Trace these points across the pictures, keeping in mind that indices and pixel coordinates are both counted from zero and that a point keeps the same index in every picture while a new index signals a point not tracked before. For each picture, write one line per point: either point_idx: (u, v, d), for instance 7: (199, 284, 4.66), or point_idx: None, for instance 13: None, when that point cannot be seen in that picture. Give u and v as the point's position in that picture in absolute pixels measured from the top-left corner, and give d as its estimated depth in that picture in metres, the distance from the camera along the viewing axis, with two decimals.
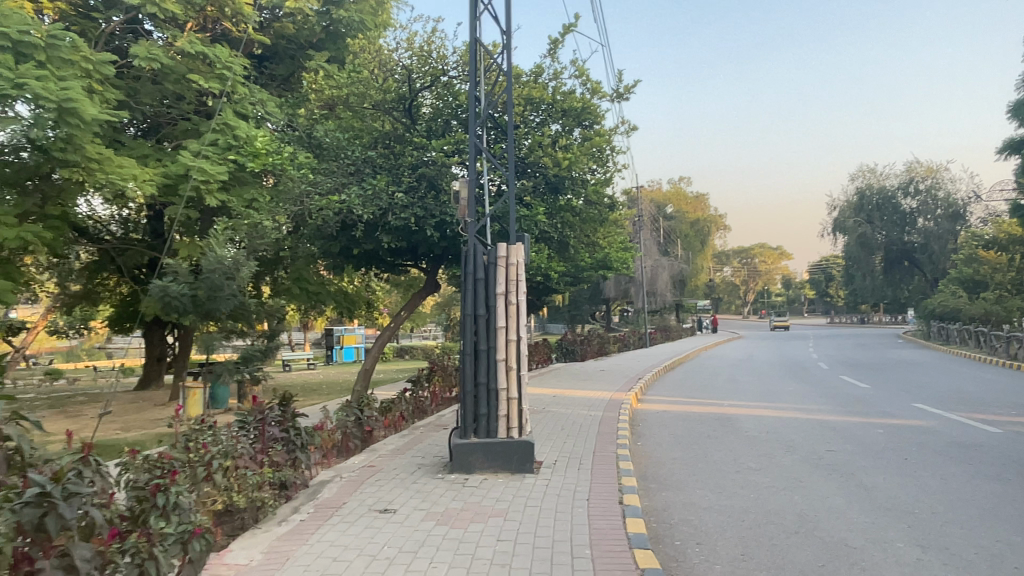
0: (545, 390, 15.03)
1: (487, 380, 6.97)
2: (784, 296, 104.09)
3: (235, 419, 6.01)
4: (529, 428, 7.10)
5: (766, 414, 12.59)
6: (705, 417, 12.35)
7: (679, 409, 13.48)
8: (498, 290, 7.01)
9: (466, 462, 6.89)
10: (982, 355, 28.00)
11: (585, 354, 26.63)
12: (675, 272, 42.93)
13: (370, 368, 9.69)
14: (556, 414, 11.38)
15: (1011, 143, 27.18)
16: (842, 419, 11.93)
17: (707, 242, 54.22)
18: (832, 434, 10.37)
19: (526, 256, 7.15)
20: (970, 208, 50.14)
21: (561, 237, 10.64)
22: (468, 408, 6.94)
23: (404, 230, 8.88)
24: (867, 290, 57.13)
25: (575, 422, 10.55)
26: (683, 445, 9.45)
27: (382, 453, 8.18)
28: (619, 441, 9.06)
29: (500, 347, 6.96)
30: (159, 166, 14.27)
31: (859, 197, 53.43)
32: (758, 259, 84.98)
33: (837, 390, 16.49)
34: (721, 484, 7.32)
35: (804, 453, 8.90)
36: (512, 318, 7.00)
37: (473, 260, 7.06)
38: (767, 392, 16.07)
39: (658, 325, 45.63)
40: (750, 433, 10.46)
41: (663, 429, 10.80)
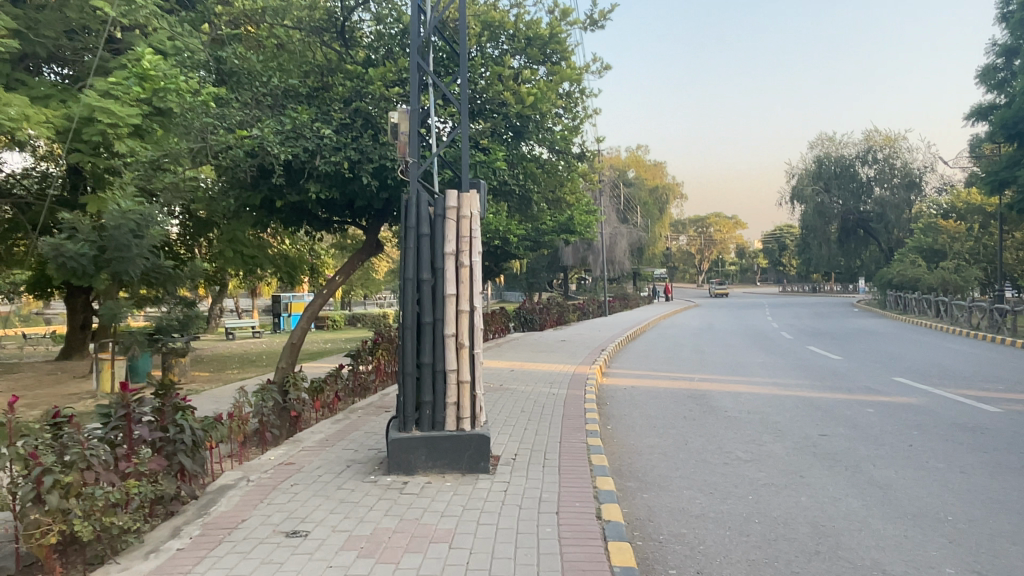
0: (502, 363, 13.76)
1: (432, 360, 5.64)
2: (737, 266, 105.01)
3: (95, 413, 4.57)
4: (484, 418, 5.83)
5: (742, 390, 11.57)
6: (678, 393, 11.27)
7: (648, 384, 12.39)
8: (447, 249, 5.65)
9: (404, 461, 5.56)
10: (940, 325, 27.80)
11: (543, 323, 25.48)
12: (633, 239, 41.99)
13: (296, 344, 8.23)
14: (515, 392, 10.15)
15: (978, 110, 26.56)
16: (824, 395, 10.97)
17: (665, 210, 53.61)
18: (818, 414, 9.35)
19: (482, 207, 5.78)
20: (926, 178, 50.30)
21: (523, 194, 9.28)
22: (408, 394, 5.61)
23: (337, 177, 7.44)
24: (822, 259, 57.31)
25: (537, 403, 9.30)
26: (659, 429, 8.30)
27: (307, 445, 6.79)
28: (587, 426, 7.84)
29: (450, 321, 5.63)
30: (60, 107, 12.38)
31: (817, 165, 53.11)
32: (714, 228, 85.12)
33: (810, 362, 15.63)
34: (711, 481, 6.15)
35: (796, 439, 7.81)
36: (464, 285, 5.66)
37: (416, 211, 5.65)
38: (737, 365, 15.11)
39: (616, 293, 44.77)
40: (731, 414, 9.39)
41: (634, 410, 9.64)
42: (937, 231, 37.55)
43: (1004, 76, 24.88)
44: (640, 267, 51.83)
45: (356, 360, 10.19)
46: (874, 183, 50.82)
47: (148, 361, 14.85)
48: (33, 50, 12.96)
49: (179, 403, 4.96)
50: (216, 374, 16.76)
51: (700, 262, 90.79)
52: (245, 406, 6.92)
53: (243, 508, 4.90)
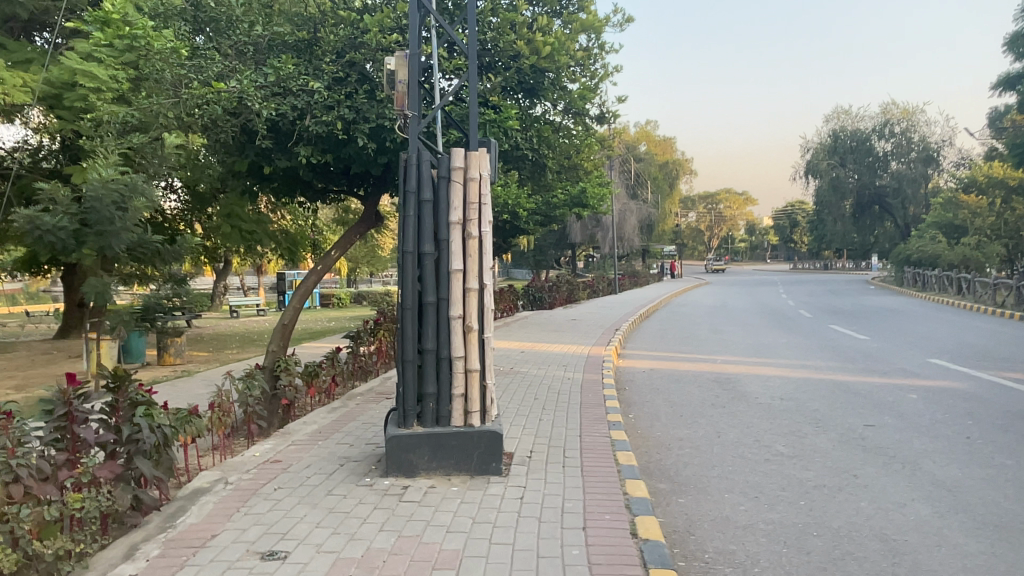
0: (512, 344, 13.03)
1: (436, 347, 4.90)
2: (747, 242, 103.82)
3: (37, 410, 3.85)
4: (496, 411, 5.09)
5: (769, 373, 10.81)
6: (702, 377, 10.52)
7: (668, 366, 11.66)
8: (452, 217, 4.88)
9: (404, 461, 4.83)
10: (963, 303, 26.86)
11: (553, 302, 24.75)
12: (643, 216, 41.04)
13: (288, 326, 7.51)
14: (527, 377, 9.41)
15: (1005, 80, 25.05)
16: (858, 379, 10.20)
17: (674, 185, 52.52)
18: (857, 401, 8.59)
19: (492, 168, 5.00)
20: (944, 151, 48.84)
21: (537, 158, 8.52)
22: (409, 384, 4.88)
23: (330, 140, 6.68)
24: (836, 236, 56.12)
25: (551, 389, 8.58)
26: (686, 419, 7.55)
27: (298, 439, 6.09)
28: (608, 416, 7.09)
29: (456, 300, 4.88)
30: (41, 70, 11.61)
31: (832, 140, 51.72)
32: (724, 205, 83.97)
33: (836, 342, 14.81)
34: (754, 483, 5.41)
35: (839, 432, 7.05)
36: (472, 258, 4.90)
37: (417, 174, 4.87)
38: (759, 345, 14.36)
39: (626, 271, 43.93)
40: (763, 400, 8.64)
41: (657, 395, 8.91)
42: (958, 206, 36.42)
43: None
44: (651, 244, 50.90)
45: (357, 342, 9.47)
46: (891, 157, 49.47)
47: (142, 342, 14.44)
48: (12, 10, 12.16)
49: (135, 397, 4.28)
50: (215, 354, 16.12)
51: (710, 239, 89.64)
52: (229, 395, 6.24)
53: (214, 521, 4.18)
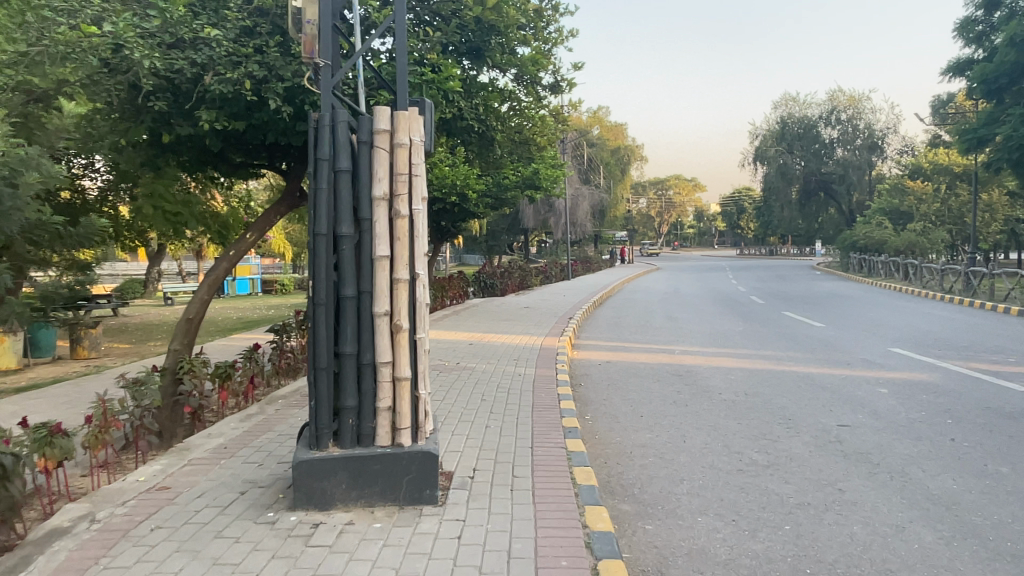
0: (459, 335, 12.15)
1: (357, 351, 4.01)
2: (696, 228, 104.80)
3: None
4: (430, 426, 4.25)
5: (731, 364, 10.19)
6: (661, 369, 9.84)
7: (625, 357, 10.96)
8: (376, 192, 3.97)
9: (316, 489, 3.94)
10: (911, 288, 26.98)
11: (504, 289, 23.93)
12: (595, 201, 40.48)
13: (194, 320, 6.47)
14: (473, 372, 8.58)
15: (954, 65, 25.14)
16: (824, 371, 9.65)
17: (625, 171, 52.14)
18: (827, 396, 7.99)
19: (425, 131, 4.11)
20: (888, 139, 49.56)
21: (487, 133, 7.80)
22: (323, 398, 3.99)
23: (239, 103, 5.74)
24: (784, 222, 56.68)
25: (499, 386, 7.76)
26: (649, 420, 6.81)
27: (196, 458, 5.12)
28: (563, 419, 6.31)
29: (382, 294, 3.99)
30: None
31: (780, 126, 52.03)
32: (673, 191, 84.44)
33: (794, 330, 14.38)
34: (731, 501, 4.69)
35: (815, 435, 6.40)
36: (402, 242, 4.01)
37: (332, 138, 3.95)
38: (717, 334, 13.82)
39: (578, 256, 43.37)
40: (729, 396, 7.99)
41: (615, 392, 8.19)
42: (904, 193, 36.81)
43: (982, 30, 23.11)
44: (602, 229, 50.47)
45: (283, 335, 8.46)
46: (838, 144, 49.94)
47: (52, 334, 13.12)
48: None
49: None
50: (137, 346, 14.86)
51: (660, 225, 90.04)
52: (115, 405, 5.21)
53: None
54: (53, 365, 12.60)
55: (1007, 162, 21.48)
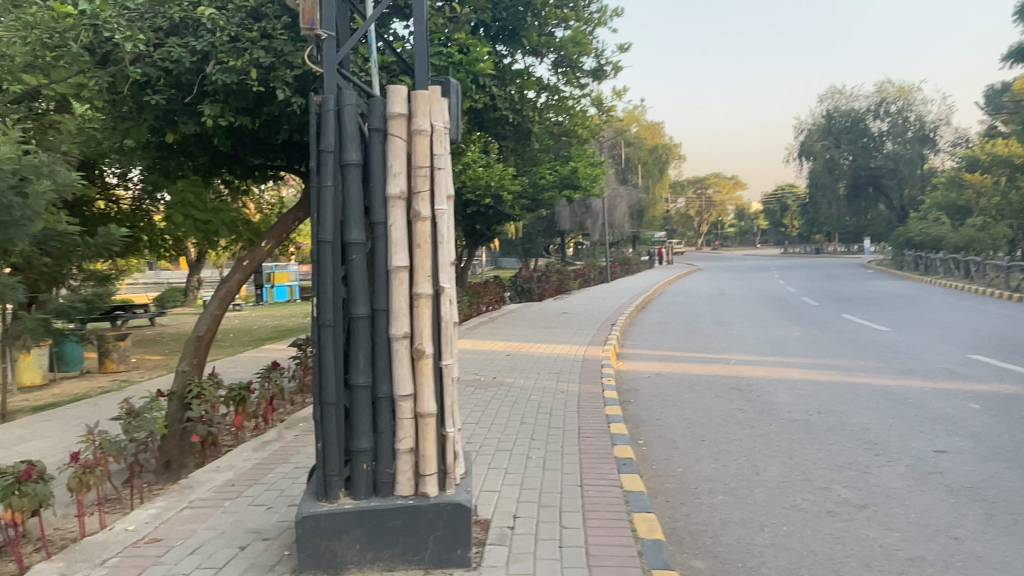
0: (496, 345, 11.42)
1: (371, 382, 3.32)
2: (736, 227, 102.57)
3: None
4: (460, 469, 3.54)
5: (794, 376, 9.28)
6: (717, 382, 8.98)
7: (676, 368, 10.11)
8: (391, 190, 3.28)
9: (324, 550, 3.25)
10: (972, 287, 25.48)
11: (543, 293, 23.19)
12: (633, 201, 39.39)
13: (205, 338, 5.88)
14: (511, 388, 7.86)
15: (1018, 50, 23.62)
16: (900, 383, 8.70)
17: (664, 169, 50.88)
18: (911, 414, 7.06)
19: (449, 115, 3.40)
20: (940, 131, 47.43)
21: (522, 129, 7.23)
22: (331, 439, 3.29)
23: (246, 95, 5.18)
24: (830, 219, 54.80)
25: (541, 405, 7.02)
26: (712, 447, 6.00)
27: (198, 499, 4.48)
28: (615, 447, 5.54)
29: (401, 313, 3.30)
30: None
31: (826, 120, 50.27)
32: (712, 189, 82.66)
33: (857, 335, 13.34)
34: (826, 556, 3.88)
35: (908, 464, 5.52)
36: (423, 250, 3.32)
37: (338, 125, 3.27)
38: (773, 340, 12.87)
39: (617, 258, 42.30)
40: (799, 415, 7.13)
41: (669, 410, 7.38)
42: (961, 187, 34.90)
43: None
44: (641, 230, 49.31)
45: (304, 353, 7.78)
46: (887, 138, 48.01)
47: (80, 348, 12.78)
48: None
49: None
50: (168, 358, 14.50)
51: (700, 224, 88.14)
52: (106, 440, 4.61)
53: None
54: (80, 379, 12.26)
55: None
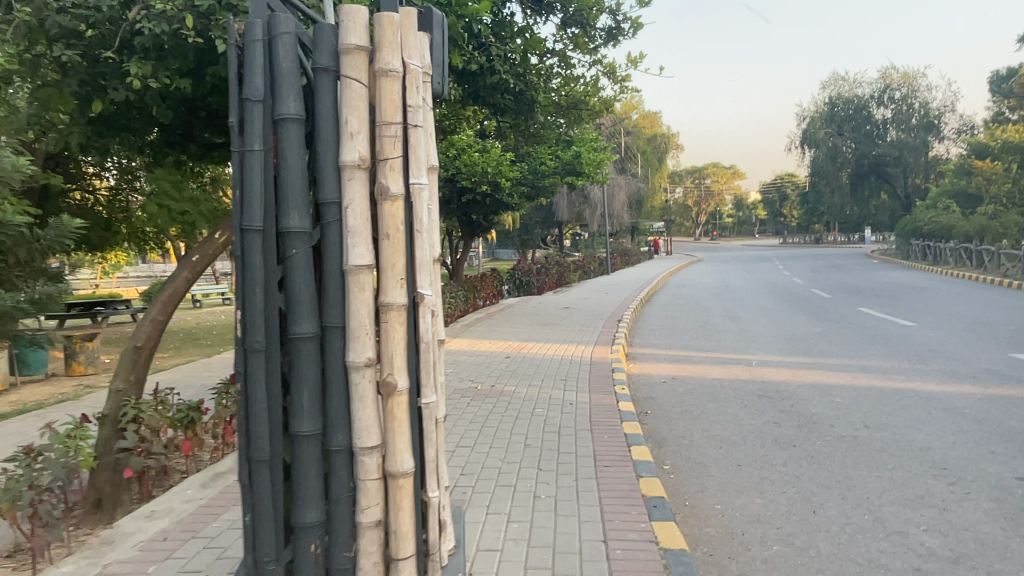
0: (494, 346, 10.44)
1: (322, 432, 2.35)
2: (735, 218, 101.59)
3: None
4: (447, 544, 2.59)
5: (826, 380, 8.34)
6: (743, 388, 8.03)
7: (693, 371, 9.16)
8: (347, 155, 2.30)
9: None
10: (988, 278, 24.47)
11: (543, 287, 22.21)
12: (633, 191, 38.34)
13: (145, 349, 4.85)
14: (512, 399, 6.92)
15: None
16: (948, 389, 7.72)
17: (663, 159, 49.78)
18: (974, 429, 6.09)
19: (425, 53, 2.43)
20: (945, 117, 46.34)
21: (523, 101, 6.76)
22: (265, 511, 2.32)
23: (186, 51, 4.40)
24: (833, 208, 53.78)
25: (546, 421, 6.06)
26: (754, 476, 5.05)
27: (117, 561, 3.52)
28: (641, 478, 4.60)
29: (363, 333, 2.33)
30: None
31: (828, 107, 49.13)
32: (710, 179, 81.76)
33: (881, 331, 12.40)
34: None
35: (993, 498, 4.55)
36: (393, 242, 2.35)
37: (269, 65, 2.29)
38: (792, 337, 11.91)
39: (616, 249, 41.34)
40: (844, 430, 6.18)
41: (695, 424, 6.43)
42: (970, 173, 33.86)
43: None
44: (641, 220, 48.35)
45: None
46: (891, 125, 46.90)
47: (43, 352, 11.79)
48: None
49: None
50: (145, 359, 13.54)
51: (699, 215, 87.06)
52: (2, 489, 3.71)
53: None
54: (43, 384, 11.29)
55: None
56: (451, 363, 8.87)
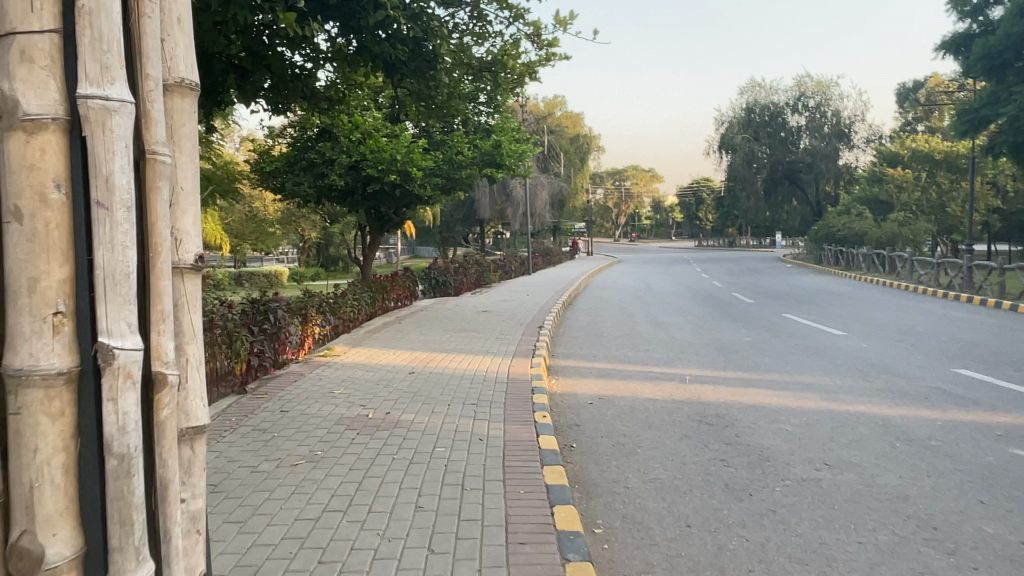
0: (398, 358, 9.03)
1: None
2: (652, 220, 102.85)
3: None
4: None
5: (770, 400, 7.39)
6: (680, 411, 6.95)
7: (622, 389, 8.05)
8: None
9: None
10: (901, 284, 24.70)
11: (458, 287, 20.86)
12: (555, 190, 37.42)
13: None
14: (407, 430, 5.60)
15: (947, 42, 22.58)
16: (904, 413, 6.88)
17: (584, 159, 49.20)
18: (951, 470, 5.19)
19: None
20: (854, 126, 47.62)
21: (424, 52, 5.79)
22: None
23: None
24: (748, 212, 54.56)
25: (448, 463, 4.79)
26: (711, 545, 3.91)
27: None
28: (571, 565, 3.36)
29: None
30: None
31: (746, 113, 49.61)
32: (629, 182, 82.36)
33: (813, 340, 11.72)
34: None
35: None
36: (30, 246, 1.63)
37: None
38: (723, 348, 11.01)
39: (538, 248, 40.32)
40: (804, 471, 5.18)
41: (631, 465, 5.26)
42: (882, 181, 34.60)
43: None
44: (563, 220, 47.54)
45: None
46: (805, 132, 47.86)
47: None
48: None
49: None
50: None
51: (618, 216, 87.37)
52: None
53: None
54: None
55: (1012, 144, 20.00)
56: (342, 382, 7.43)
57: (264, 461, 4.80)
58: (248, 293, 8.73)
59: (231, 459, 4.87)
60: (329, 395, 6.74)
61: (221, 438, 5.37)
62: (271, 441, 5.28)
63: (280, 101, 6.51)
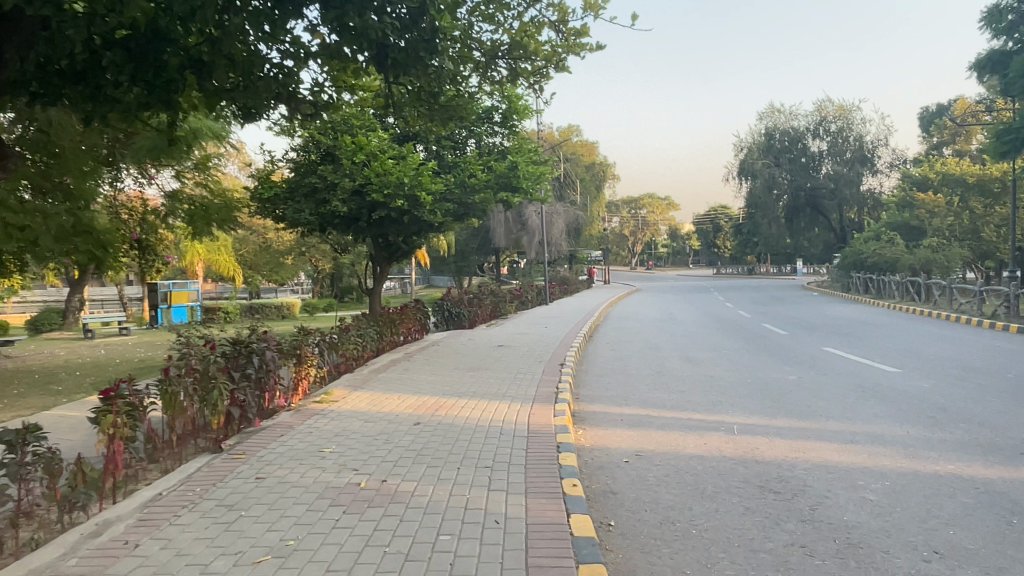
0: (403, 405, 7.97)
1: None
2: (669, 248, 101.53)
3: None
4: None
5: (839, 458, 6.25)
6: (735, 473, 5.82)
7: (662, 442, 6.93)
8: None
9: None
10: (940, 313, 23.35)
11: (473, 320, 19.78)
12: (571, 219, 36.45)
13: None
14: (405, 506, 4.53)
15: (980, 60, 21.44)
16: (1005, 475, 5.72)
17: (600, 187, 48.24)
18: None
19: None
20: (878, 151, 46.34)
21: (421, 31, 4.98)
22: None
23: None
24: (769, 239, 53.18)
25: (453, 561, 3.69)
26: None
27: None
28: None
29: None
30: None
31: (766, 138, 48.52)
32: (645, 210, 81.26)
33: (865, 379, 10.52)
34: None
35: None
36: None
37: None
38: (767, 389, 9.85)
39: (554, 278, 39.24)
40: (909, 563, 4.05)
41: (687, 554, 4.16)
42: (912, 206, 33.28)
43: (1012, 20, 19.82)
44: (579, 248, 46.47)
45: (15, 484, 4.18)
46: (826, 157, 46.72)
47: None
48: None
49: None
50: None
51: (634, 244, 86.19)
52: None
53: None
54: None
55: None
56: (334, 437, 6.37)
57: (219, 558, 3.76)
58: (234, 332, 7.73)
59: (179, 553, 3.84)
60: (317, 456, 5.69)
61: (175, 519, 4.33)
62: (236, 524, 4.23)
63: (255, 106, 5.62)
